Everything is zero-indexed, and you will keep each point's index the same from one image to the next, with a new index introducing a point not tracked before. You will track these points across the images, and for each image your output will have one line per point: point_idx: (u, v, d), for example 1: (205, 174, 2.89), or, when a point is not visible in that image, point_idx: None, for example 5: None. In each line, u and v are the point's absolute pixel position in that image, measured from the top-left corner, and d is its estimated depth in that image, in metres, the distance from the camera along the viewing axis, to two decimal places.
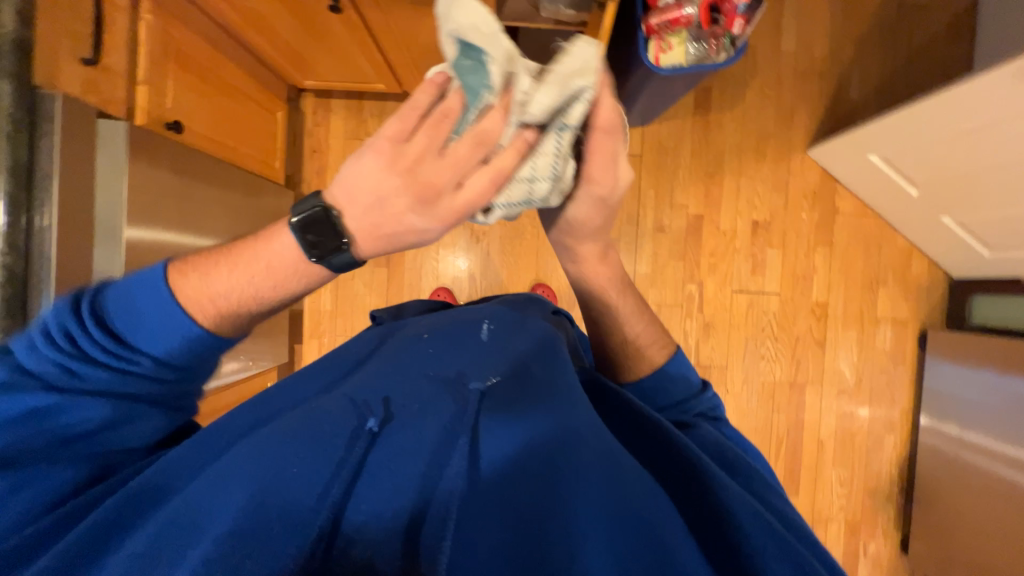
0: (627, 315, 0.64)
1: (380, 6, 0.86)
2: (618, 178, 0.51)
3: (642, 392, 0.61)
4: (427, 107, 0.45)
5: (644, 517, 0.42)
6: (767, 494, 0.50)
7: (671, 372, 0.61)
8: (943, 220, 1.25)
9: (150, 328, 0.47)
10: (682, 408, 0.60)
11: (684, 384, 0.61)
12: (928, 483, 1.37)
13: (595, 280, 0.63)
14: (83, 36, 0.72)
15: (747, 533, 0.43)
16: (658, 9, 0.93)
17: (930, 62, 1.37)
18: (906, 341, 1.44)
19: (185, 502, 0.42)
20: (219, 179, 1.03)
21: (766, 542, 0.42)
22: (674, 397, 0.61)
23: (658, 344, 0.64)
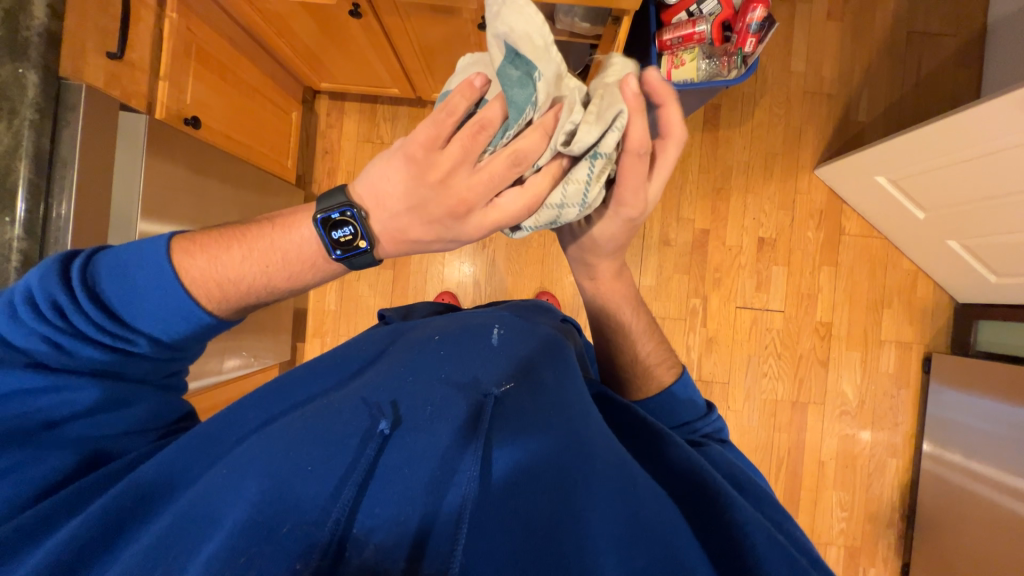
0: (640, 334, 0.65)
1: (400, 13, 0.88)
2: (648, 200, 0.51)
3: (649, 412, 0.61)
4: (462, 112, 0.45)
5: (658, 533, 0.42)
6: (777, 515, 0.49)
7: (678, 394, 0.62)
8: (950, 244, 1.25)
9: (151, 310, 0.47)
10: (689, 428, 0.60)
11: (689, 407, 0.61)
12: (930, 510, 1.35)
13: (610, 298, 0.64)
14: (110, 31, 0.73)
15: (761, 554, 0.41)
16: (671, 26, 0.94)
17: (939, 88, 1.39)
18: (910, 364, 1.43)
19: (200, 495, 0.42)
20: (233, 177, 1.04)
21: (780, 564, 0.41)
22: (679, 419, 0.61)
23: (667, 364, 0.65)
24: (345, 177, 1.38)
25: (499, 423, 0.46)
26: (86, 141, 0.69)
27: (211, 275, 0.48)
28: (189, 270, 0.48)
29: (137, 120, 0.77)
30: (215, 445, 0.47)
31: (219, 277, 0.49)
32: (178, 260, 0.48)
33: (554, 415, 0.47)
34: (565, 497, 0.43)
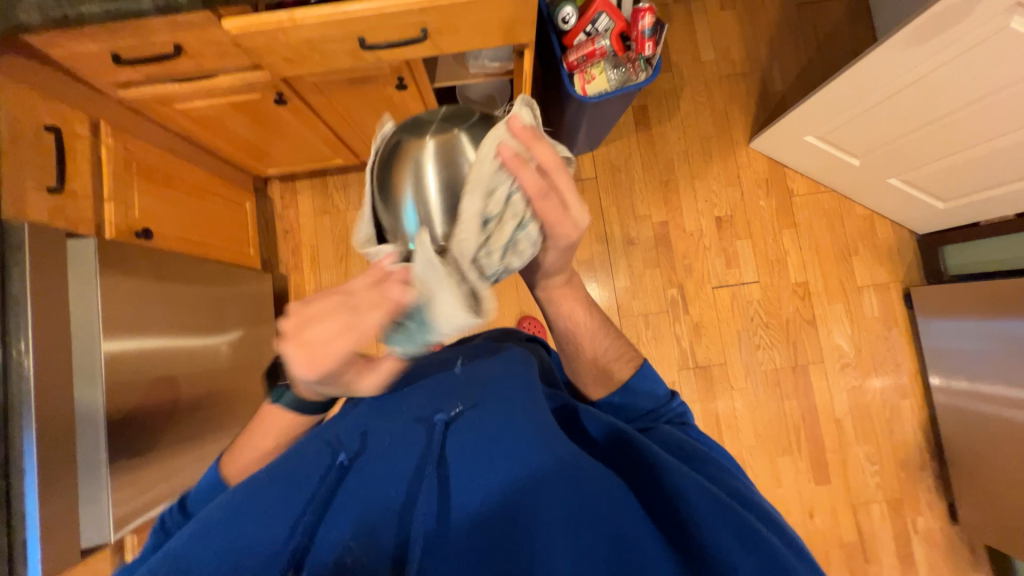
0: (594, 333, 0.64)
1: (322, 91, 0.94)
2: (574, 222, 0.50)
3: (613, 409, 0.61)
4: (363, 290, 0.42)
5: (602, 512, 0.41)
6: (729, 479, 0.46)
7: (640, 380, 0.61)
8: (892, 181, 1.30)
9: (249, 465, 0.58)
10: (658, 415, 0.59)
11: (648, 395, 0.60)
12: (957, 443, 1.33)
13: (566, 306, 0.64)
14: (48, 168, 0.77)
15: (693, 512, 0.41)
16: (574, 47, 1.02)
17: (838, 46, 1.48)
18: (893, 304, 1.45)
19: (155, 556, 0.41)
20: (199, 276, 1.06)
21: (714, 521, 0.39)
22: (643, 408, 0.59)
23: (624, 359, 0.64)
24: (310, 252, 1.42)
25: (453, 440, 0.48)
26: (36, 275, 0.71)
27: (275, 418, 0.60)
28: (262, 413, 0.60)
29: (87, 244, 0.79)
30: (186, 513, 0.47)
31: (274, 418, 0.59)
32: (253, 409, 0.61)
33: (507, 417, 0.49)
34: (514, 493, 0.43)
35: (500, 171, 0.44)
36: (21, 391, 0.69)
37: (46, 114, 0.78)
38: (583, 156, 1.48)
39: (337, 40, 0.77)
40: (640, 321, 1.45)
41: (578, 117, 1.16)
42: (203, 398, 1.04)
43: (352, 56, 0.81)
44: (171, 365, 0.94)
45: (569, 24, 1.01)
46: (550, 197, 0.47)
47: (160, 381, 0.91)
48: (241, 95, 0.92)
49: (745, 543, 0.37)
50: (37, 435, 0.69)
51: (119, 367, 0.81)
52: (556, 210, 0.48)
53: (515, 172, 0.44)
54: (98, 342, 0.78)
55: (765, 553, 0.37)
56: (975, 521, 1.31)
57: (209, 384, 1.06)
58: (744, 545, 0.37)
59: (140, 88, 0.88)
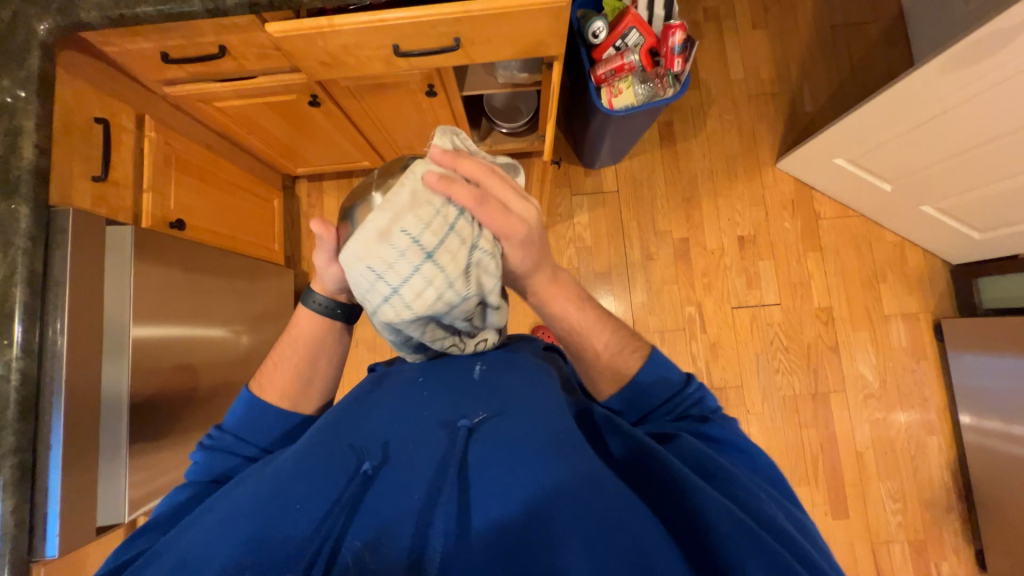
0: (590, 327, 0.61)
1: (355, 95, 0.96)
2: (523, 216, 0.49)
3: (628, 399, 0.59)
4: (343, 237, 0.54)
5: (625, 527, 0.40)
6: (752, 496, 0.44)
7: (659, 371, 0.60)
8: (923, 208, 1.26)
9: (257, 424, 0.60)
10: (671, 408, 0.59)
11: (662, 386, 0.59)
12: (986, 486, 1.26)
13: (558, 308, 0.60)
14: (94, 157, 0.81)
15: (723, 534, 0.39)
16: (603, 61, 1.03)
17: (872, 70, 1.46)
18: (922, 335, 1.40)
19: (190, 551, 0.43)
20: (225, 267, 1.09)
21: (744, 546, 0.38)
22: (658, 401, 0.59)
23: (629, 349, 0.62)
24: None
25: (476, 449, 0.48)
26: (76, 257, 0.75)
27: (284, 375, 0.63)
28: (269, 384, 0.63)
29: (123, 231, 0.82)
30: (215, 502, 0.49)
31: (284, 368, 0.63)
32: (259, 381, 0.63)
33: (528, 428, 0.49)
34: (535, 505, 0.43)
35: (431, 198, 0.44)
36: (54, 368, 0.72)
37: (96, 107, 0.82)
38: (605, 169, 1.48)
39: (372, 47, 0.79)
40: (655, 337, 1.43)
41: (602, 130, 1.17)
42: (220, 386, 1.07)
43: (386, 62, 0.84)
44: (192, 352, 0.97)
45: (599, 38, 1.02)
46: (491, 202, 0.47)
47: (181, 367, 0.94)
48: (278, 96, 0.96)
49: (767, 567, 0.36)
50: (65, 412, 0.72)
51: (145, 351, 0.84)
52: (501, 212, 0.47)
53: (447, 190, 0.44)
54: (127, 325, 0.81)
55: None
56: (1005, 571, 1.23)
57: (227, 373, 1.09)
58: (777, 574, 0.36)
59: (184, 86, 0.92)
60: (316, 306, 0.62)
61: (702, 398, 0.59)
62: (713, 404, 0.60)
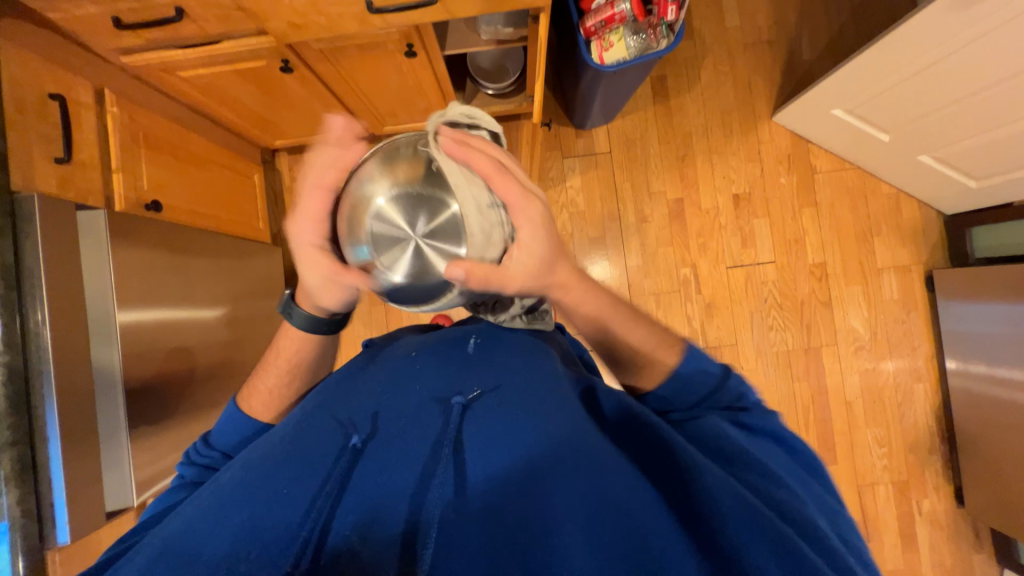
0: (626, 326, 0.57)
1: (328, 59, 0.90)
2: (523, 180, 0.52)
3: (660, 400, 0.56)
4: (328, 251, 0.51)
5: (625, 511, 0.40)
6: (770, 487, 0.44)
7: (690, 367, 0.56)
8: (921, 159, 1.24)
9: (236, 434, 0.60)
10: (714, 402, 0.55)
11: (701, 380, 0.56)
12: (968, 428, 1.32)
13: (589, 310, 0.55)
14: (54, 138, 0.76)
15: (726, 526, 0.38)
16: (592, 12, 0.97)
17: (874, 10, 1.39)
18: (914, 286, 1.41)
19: (179, 534, 0.42)
20: (209, 248, 1.06)
21: (749, 534, 0.37)
22: (703, 394, 0.56)
23: (665, 346, 0.58)
24: None
25: (470, 427, 0.48)
26: (48, 246, 0.71)
27: (266, 391, 0.62)
28: (248, 398, 0.62)
29: (96, 217, 0.79)
30: (205, 487, 0.49)
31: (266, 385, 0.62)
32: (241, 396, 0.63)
33: (524, 407, 0.49)
34: (531, 485, 0.43)
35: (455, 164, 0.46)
36: (41, 360, 0.70)
37: (48, 81, 0.76)
38: (597, 129, 1.43)
39: (343, 3, 0.73)
40: (651, 300, 1.43)
41: (593, 87, 1.11)
42: (217, 368, 1.06)
43: (359, 20, 0.78)
44: (184, 337, 0.95)
45: None
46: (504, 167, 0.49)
47: (174, 352, 0.92)
48: (245, 62, 0.89)
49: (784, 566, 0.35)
50: (58, 404, 0.71)
51: (134, 339, 0.83)
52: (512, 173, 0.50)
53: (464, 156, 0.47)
54: (112, 314, 0.79)
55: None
56: (982, 505, 1.31)
57: (223, 355, 1.08)
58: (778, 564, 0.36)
59: (142, 54, 0.86)
60: (300, 320, 0.59)
61: (743, 392, 0.56)
62: (757, 397, 0.57)
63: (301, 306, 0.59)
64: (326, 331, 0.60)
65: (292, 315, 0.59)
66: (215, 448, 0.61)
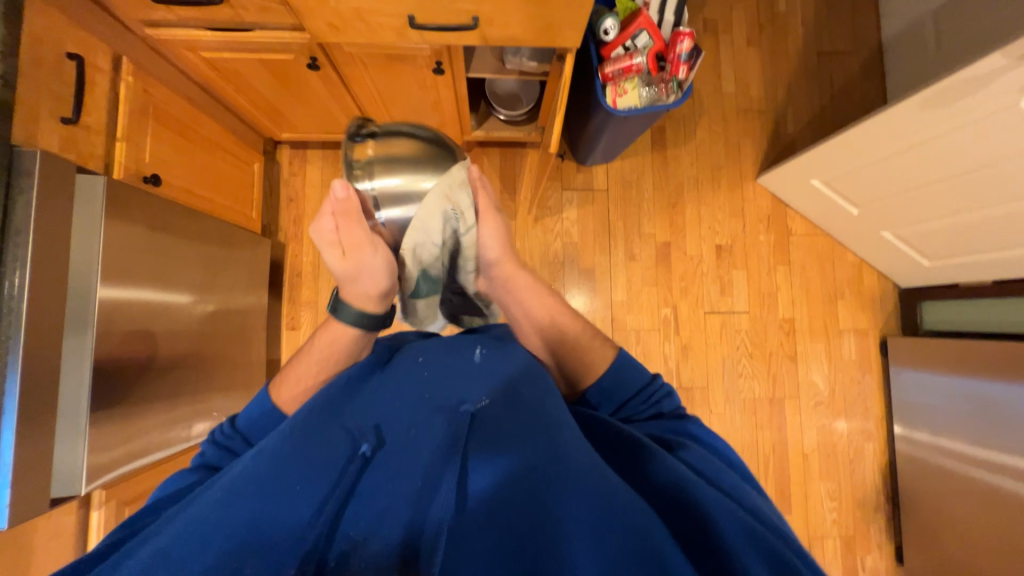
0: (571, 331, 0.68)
1: (357, 63, 0.92)
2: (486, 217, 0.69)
3: (603, 396, 0.63)
4: (344, 216, 0.59)
5: (637, 523, 0.40)
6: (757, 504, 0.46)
7: (623, 362, 0.65)
8: (884, 234, 1.36)
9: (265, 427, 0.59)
10: (644, 398, 0.63)
11: (636, 377, 0.64)
12: (909, 489, 1.40)
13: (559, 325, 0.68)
14: (64, 97, 0.74)
15: (727, 539, 0.40)
16: (611, 59, 1.04)
17: (851, 98, 1.55)
18: (870, 350, 1.51)
19: (183, 526, 0.41)
20: (198, 231, 1.02)
21: (746, 551, 0.40)
22: (631, 393, 0.63)
23: (600, 344, 0.68)
24: (311, 224, 1.39)
25: (478, 438, 0.47)
26: (41, 204, 0.69)
27: (297, 384, 0.61)
28: (282, 389, 0.62)
29: (96, 181, 0.77)
30: (212, 482, 0.47)
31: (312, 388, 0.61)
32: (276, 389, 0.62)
33: (528, 414, 0.49)
34: (542, 496, 0.43)
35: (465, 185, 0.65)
36: (12, 321, 0.67)
37: (69, 41, 0.74)
38: (597, 167, 1.50)
39: (387, 15, 0.76)
40: (632, 335, 1.47)
41: (601, 128, 1.18)
42: (188, 356, 1.01)
43: (398, 32, 0.81)
44: (159, 319, 0.91)
45: (609, 36, 1.03)
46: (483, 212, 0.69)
47: (144, 333, 0.87)
48: (275, 55, 0.90)
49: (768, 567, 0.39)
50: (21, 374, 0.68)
51: (110, 316, 0.79)
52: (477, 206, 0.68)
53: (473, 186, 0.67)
54: (94, 284, 0.76)
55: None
56: (920, 564, 1.38)
57: (194, 342, 1.02)
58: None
59: (169, 30, 0.86)
60: (352, 318, 0.61)
61: (670, 391, 0.64)
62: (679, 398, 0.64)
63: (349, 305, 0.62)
64: (374, 328, 0.62)
65: (341, 312, 0.62)
66: (239, 431, 0.60)
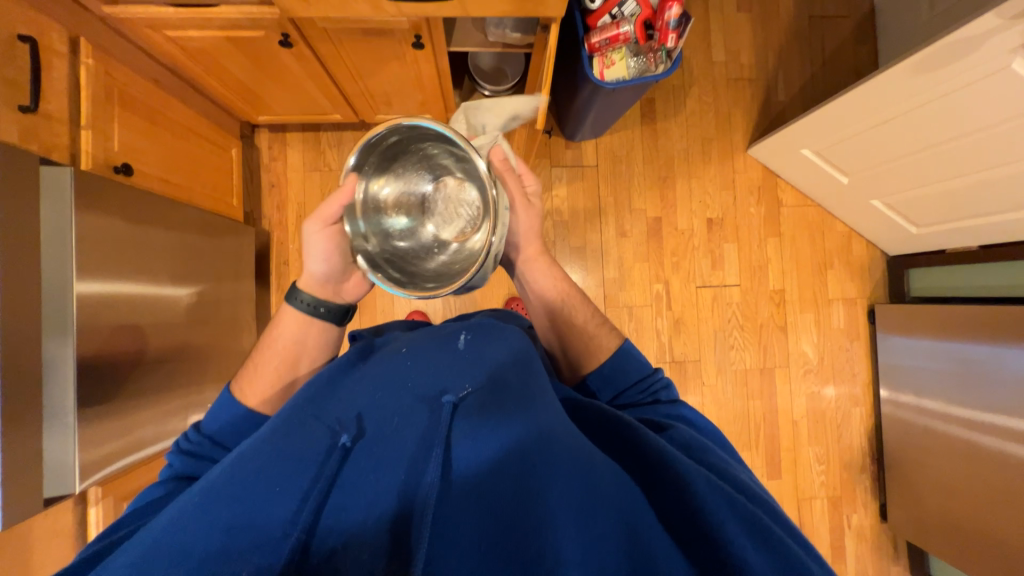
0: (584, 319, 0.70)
1: (331, 40, 0.88)
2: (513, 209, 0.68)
3: (604, 377, 0.65)
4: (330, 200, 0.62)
5: (623, 512, 0.44)
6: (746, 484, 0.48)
7: (627, 351, 0.67)
8: (873, 203, 1.36)
9: (237, 432, 0.62)
10: (641, 388, 0.65)
11: (637, 368, 0.66)
12: (894, 450, 1.45)
13: (568, 306, 0.71)
14: (19, 85, 0.70)
15: (719, 520, 0.42)
16: (598, 29, 1.00)
17: (842, 64, 1.52)
18: (858, 318, 1.54)
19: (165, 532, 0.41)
20: (178, 222, 0.99)
21: (737, 529, 0.42)
22: (632, 380, 0.65)
23: (608, 331, 0.70)
24: (295, 210, 1.36)
25: (461, 425, 0.47)
26: None
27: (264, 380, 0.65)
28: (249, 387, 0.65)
29: (61, 173, 0.73)
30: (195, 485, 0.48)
31: (273, 383, 0.65)
32: (243, 391, 0.65)
33: (508, 397, 0.50)
34: (528, 481, 0.44)
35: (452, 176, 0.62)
36: None
37: (19, 23, 0.70)
38: (586, 142, 1.47)
39: None
40: (624, 312, 1.48)
41: (588, 102, 1.15)
42: (177, 349, 0.99)
43: (372, 5, 0.77)
44: (145, 313, 0.89)
45: (595, 4, 0.99)
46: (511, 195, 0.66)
47: (130, 328, 0.85)
48: (244, 31, 0.86)
49: (748, 529, 0.42)
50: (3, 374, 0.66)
51: (91, 313, 0.77)
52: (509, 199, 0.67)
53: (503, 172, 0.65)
54: (70, 281, 0.74)
55: (777, 553, 0.40)
56: (903, 520, 1.44)
57: (183, 335, 1.00)
58: (763, 549, 0.41)
59: (128, 8, 0.81)
60: (301, 304, 0.69)
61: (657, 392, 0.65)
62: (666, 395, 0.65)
63: (303, 292, 0.69)
64: (327, 316, 0.69)
65: (294, 299, 0.70)
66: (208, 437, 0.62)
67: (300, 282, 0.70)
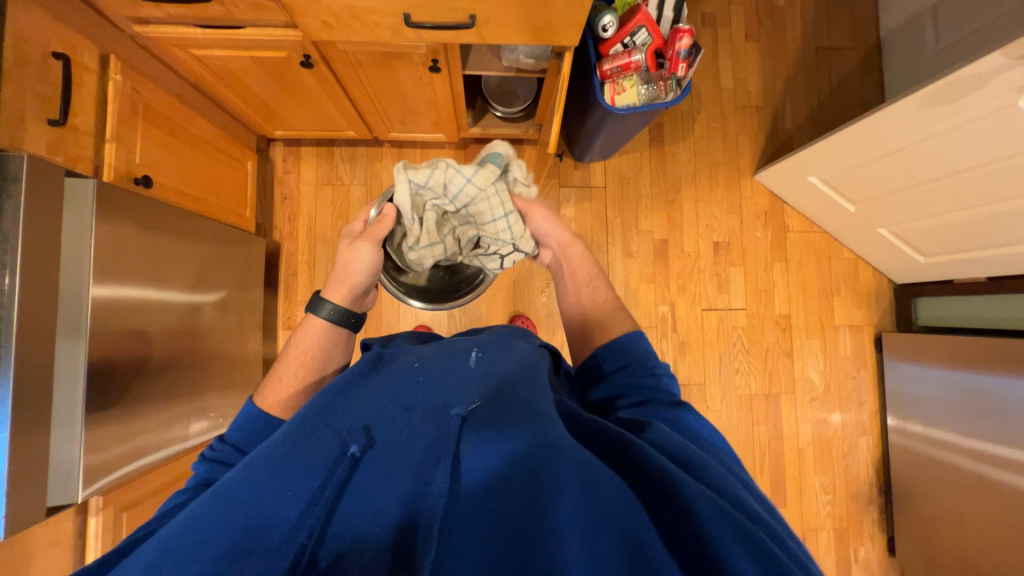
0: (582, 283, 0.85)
1: (351, 61, 0.91)
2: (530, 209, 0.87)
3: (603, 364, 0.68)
4: (382, 223, 0.76)
5: (627, 523, 0.42)
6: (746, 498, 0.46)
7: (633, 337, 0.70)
8: (880, 231, 1.36)
9: (262, 435, 0.61)
10: (644, 369, 0.65)
11: (636, 353, 0.67)
12: (903, 482, 1.42)
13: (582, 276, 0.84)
14: (50, 99, 0.72)
15: (708, 531, 0.41)
16: (610, 57, 1.03)
17: (848, 93, 1.54)
18: (864, 345, 1.53)
19: (177, 537, 0.41)
20: (192, 232, 1.00)
21: (739, 549, 0.40)
22: (631, 365, 0.66)
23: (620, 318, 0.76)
24: (306, 222, 1.38)
25: (469, 437, 0.48)
26: (29, 208, 0.68)
27: (286, 385, 0.66)
28: (269, 395, 0.65)
29: (85, 184, 0.75)
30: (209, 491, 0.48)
31: (297, 392, 0.66)
32: (264, 399, 0.65)
33: (523, 412, 0.50)
34: (532, 493, 0.44)
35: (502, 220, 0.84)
36: (3, 329, 0.66)
37: (54, 40, 0.73)
38: (595, 164, 1.49)
39: (382, 13, 0.75)
40: None
41: (599, 125, 1.17)
42: (185, 358, 1.00)
43: (393, 31, 0.79)
44: (155, 321, 0.90)
45: (608, 32, 1.01)
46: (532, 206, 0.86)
47: (141, 336, 0.86)
48: (267, 52, 0.88)
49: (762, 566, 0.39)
50: (15, 381, 0.67)
51: (106, 320, 0.78)
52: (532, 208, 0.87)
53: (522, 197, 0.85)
54: (85, 289, 0.75)
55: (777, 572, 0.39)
56: (912, 555, 1.40)
57: (190, 343, 1.01)
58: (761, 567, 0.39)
59: (157, 27, 0.84)
60: (326, 313, 0.72)
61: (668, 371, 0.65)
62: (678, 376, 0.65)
63: (330, 302, 0.73)
64: (349, 325, 0.74)
65: (318, 309, 0.73)
66: (229, 443, 0.59)
67: (325, 292, 0.74)
